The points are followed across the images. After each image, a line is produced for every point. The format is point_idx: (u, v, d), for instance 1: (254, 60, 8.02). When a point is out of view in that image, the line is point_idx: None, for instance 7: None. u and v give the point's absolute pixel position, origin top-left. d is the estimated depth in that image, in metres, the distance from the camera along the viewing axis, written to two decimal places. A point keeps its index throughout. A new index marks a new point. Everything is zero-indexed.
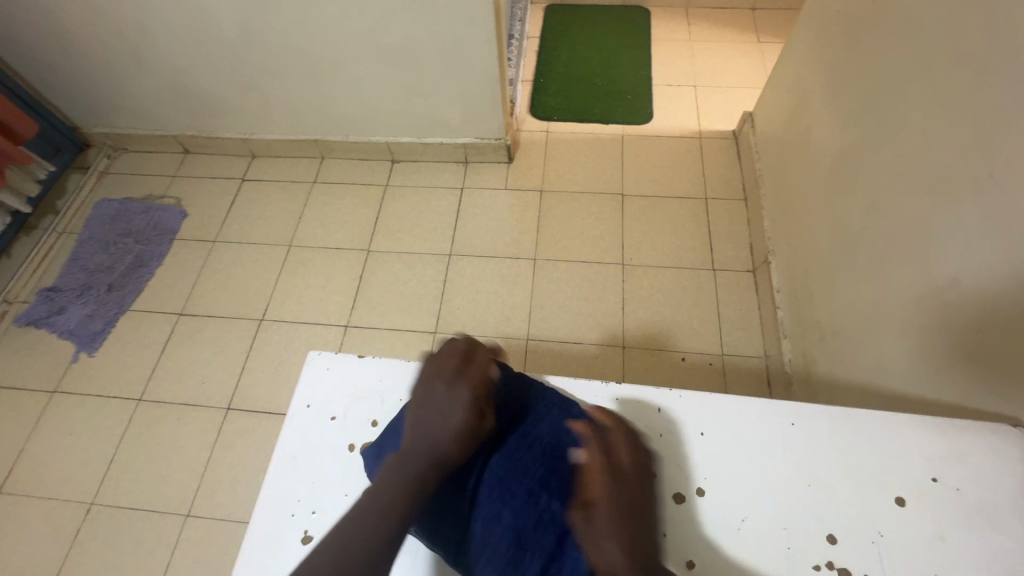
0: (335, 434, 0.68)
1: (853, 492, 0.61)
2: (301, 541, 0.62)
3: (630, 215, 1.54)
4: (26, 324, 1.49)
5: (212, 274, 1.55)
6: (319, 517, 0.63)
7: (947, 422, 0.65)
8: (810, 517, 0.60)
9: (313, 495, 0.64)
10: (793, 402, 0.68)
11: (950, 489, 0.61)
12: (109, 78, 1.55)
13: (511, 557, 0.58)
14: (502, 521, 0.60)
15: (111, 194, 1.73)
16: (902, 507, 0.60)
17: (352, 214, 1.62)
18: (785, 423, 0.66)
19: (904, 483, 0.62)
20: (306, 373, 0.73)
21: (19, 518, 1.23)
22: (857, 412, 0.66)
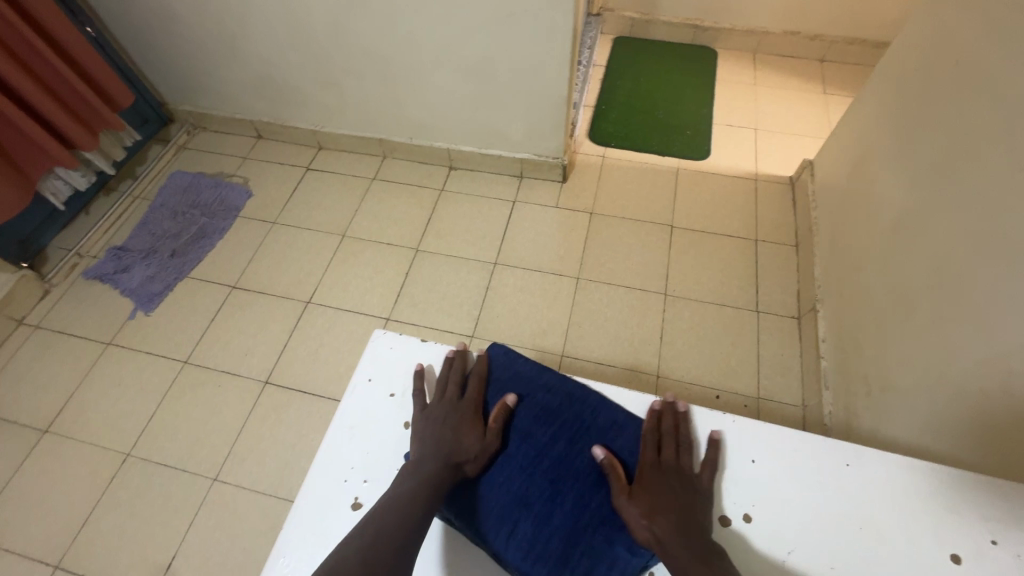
0: (393, 410, 0.71)
1: (905, 542, 0.60)
2: (350, 505, 0.64)
3: (677, 248, 1.55)
4: (93, 278, 1.59)
5: (268, 253, 1.62)
6: (370, 486, 0.65)
7: (1008, 485, 0.62)
8: (857, 560, 0.59)
9: (366, 464, 0.67)
10: (847, 443, 0.67)
11: (1011, 555, 0.58)
12: (203, 61, 1.67)
13: (561, 554, 0.60)
14: (553, 521, 0.62)
15: (186, 167, 1.84)
16: (956, 565, 0.58)
17: (405, 213, 1.68)
18: (840, 463, 0.65)
19: (961, 540, 0.60)
20: (370, 349, 0.77)
21: (60, 458, 1.30)
22: (915, 462, 0.65)
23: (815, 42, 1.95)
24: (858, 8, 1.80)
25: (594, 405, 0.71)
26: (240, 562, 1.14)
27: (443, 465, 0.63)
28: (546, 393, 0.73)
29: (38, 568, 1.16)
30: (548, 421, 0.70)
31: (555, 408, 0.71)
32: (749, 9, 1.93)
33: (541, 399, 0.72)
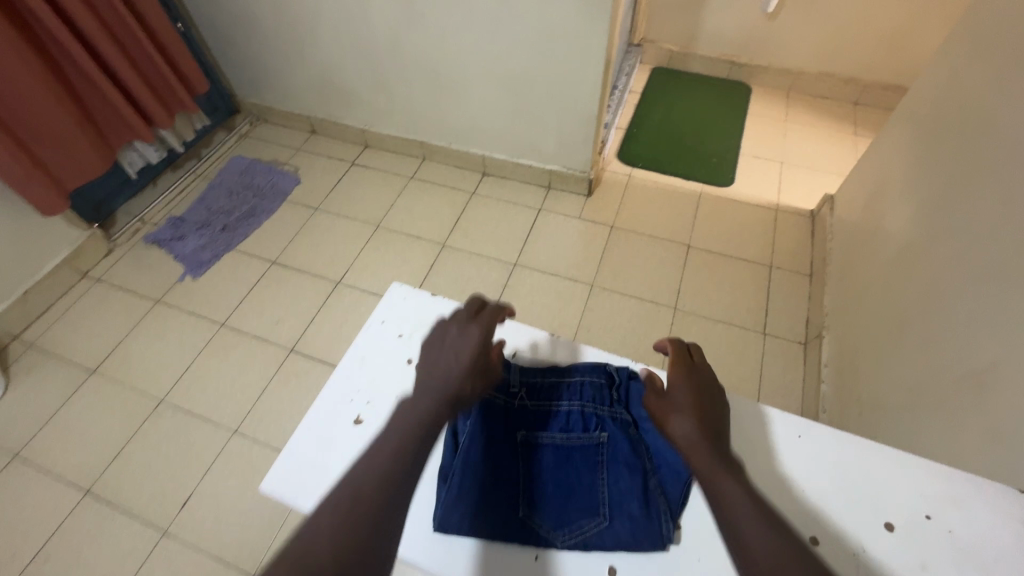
0: (399, 348, 0.80)
1: (845, 507, 0.63)
2: (352, 421, 0.73)
3: (691, 266, 1.60)
4: (152, 242, 1.75)
5: (307, 235, 1.76)
6: (371, 409, 0.74)
7: (952, 470, 0.65)
8: (798, 517, 0.63)
9: (370, 390, 0.76)
10: (802, 417, 0.71)
11: (944, 529, 0.61)
12: (272, 59, 1.85)
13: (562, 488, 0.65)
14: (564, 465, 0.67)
15: (245, 153, 2.02)
16: (889, 532, 0.61)
17: (437, 211, 1.79)
18: (791, 433, 0.69)
19: (898, 511, 0.63)
20: (387, 297, 0.85)
21: (102, 397, 1.43)
22: (865, 440, 0.68)
23: (850, 85, 2.00)
24: (895, 52, 1.85)
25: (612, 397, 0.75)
26: (247, 509, 1.23)
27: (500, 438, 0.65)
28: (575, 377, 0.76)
29: (72, 491, 1.28)
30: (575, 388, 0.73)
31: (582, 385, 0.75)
32: (786, 49, 2.00)
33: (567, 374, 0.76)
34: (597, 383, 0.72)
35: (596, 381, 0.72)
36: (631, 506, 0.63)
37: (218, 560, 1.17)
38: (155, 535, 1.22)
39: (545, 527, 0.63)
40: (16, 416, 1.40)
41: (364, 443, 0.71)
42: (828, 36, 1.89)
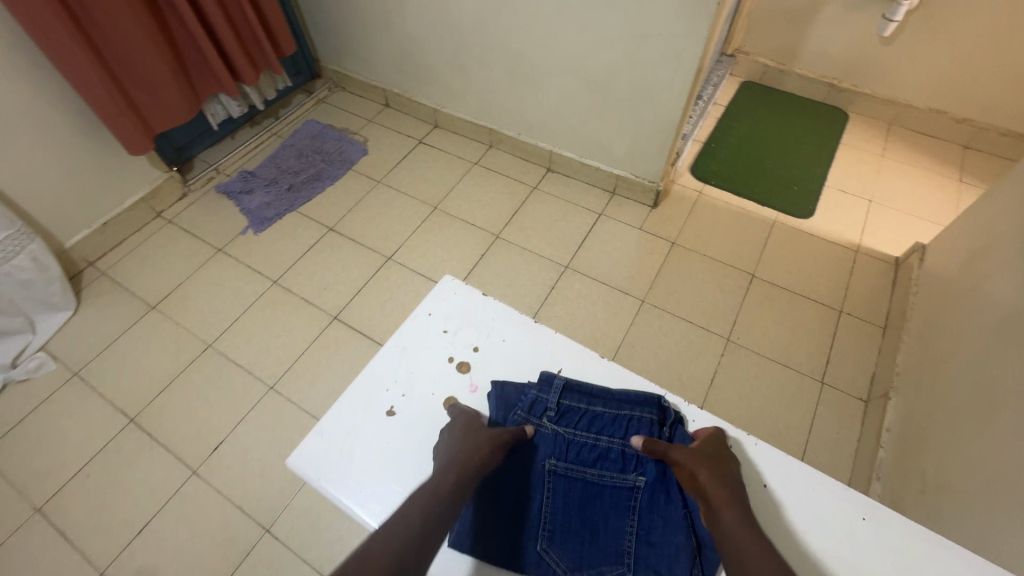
0: (442, 344, 0.79)
1: None
2: (384, 412, 0.72)
3: (752, 297, 1.50)
4: (222, 192, 1.82)
5: (367, 206, 1.78)
6: (406, 401, 0.73)
7: None
8: None
9: (407, 382, 0.75)
10: (870, 499, 0.67)
11: None
12: (359, 29, 1.87)
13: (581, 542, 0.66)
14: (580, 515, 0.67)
15: (320, 117, 2.06)
16: None
17: (496, 200, 1.77)
18: (856, 515, 0.66)
19: None
20: (437, 289, 0.84)
21: (158, 332, 1.50)
22: (941, 538, 0.64)
23: (962, 125, 1.81)
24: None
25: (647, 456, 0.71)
26: (273, 465, 1.27)
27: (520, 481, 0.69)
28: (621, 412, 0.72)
29: (118, 416, 1.36)
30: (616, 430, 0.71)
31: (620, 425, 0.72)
32: (895, 78, 1.83)
33: (608, 407, 0.73)
34: (648, 421, 0.72)
35: (648, 417, 0.72)
36: (660, 567, 0.63)
37: (239, 508, 1.21)
38: (186, 473, 1.27)
39: (563, 567, 0.64)
40: (81, 338, 1.49)
41: (396, 435, 0.71)
42: (947, 69, 1.72)
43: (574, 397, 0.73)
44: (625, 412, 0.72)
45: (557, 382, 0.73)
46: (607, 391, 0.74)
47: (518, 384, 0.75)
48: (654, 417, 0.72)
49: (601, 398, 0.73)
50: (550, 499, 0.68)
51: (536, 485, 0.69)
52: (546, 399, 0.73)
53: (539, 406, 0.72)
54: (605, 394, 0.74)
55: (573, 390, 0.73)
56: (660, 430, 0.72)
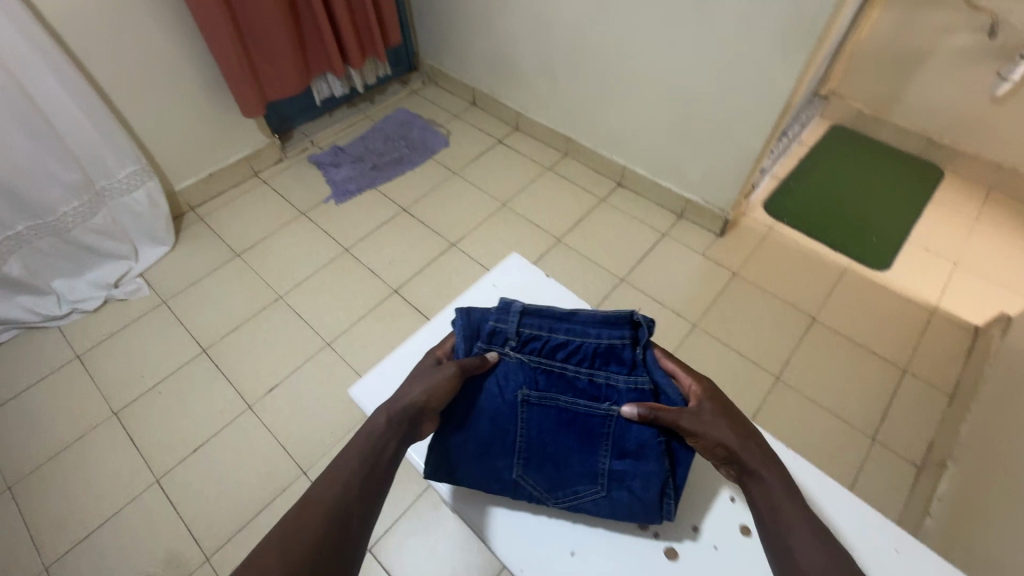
0: None
1: None
2: None
3: (810, 340, 1.46)
4: (313, 162, 1.97)
5: (440, 194, 1.87)
6: None
7: None
8: None
9: None
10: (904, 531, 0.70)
11: None
12: (461, 29, 1.99)
13: (553, 463, 0.76)
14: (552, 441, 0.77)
15: (411, 107, 2.20)
16: None
17: (563, 206, 1.82)
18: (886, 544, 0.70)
19: None
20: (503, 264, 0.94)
21: (238, 278, 1.64)
22: None
23: None
24: None
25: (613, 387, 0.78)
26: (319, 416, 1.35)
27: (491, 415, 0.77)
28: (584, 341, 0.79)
29: (193, 346, 1.49)
30: (579, 359, 0.79)
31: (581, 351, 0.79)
32: (1002, 141, 1.74)
33: (567, 335, 0.79)
34: (616, 344, 0.79)
35: (619, 340, 0.79)
36: (632, 484, 0.73)
37: (283, 448, 1.31)
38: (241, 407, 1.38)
39: (540, 488, 0.75)
40: (174, 271, 1.66)
41: None
42: None
43: (532, 321, 0.80)
44: (590, 337, 0.79)
45: (515, 310, 0.80)
46: (568, 317, 0.80)
47: (486, 314, 0.81)
48: (626, 334, 0.79)
49: (562, 325, 0.80)
50: (524, 426, 0.77)
51: (508, 412, 0.77)
52: (506, 328, 0.80)
53: (503, 335, 0.80)
54: (565, 317, 0.80)
55: (532, 315, 0.80)
56: (626, 350, 0.79)
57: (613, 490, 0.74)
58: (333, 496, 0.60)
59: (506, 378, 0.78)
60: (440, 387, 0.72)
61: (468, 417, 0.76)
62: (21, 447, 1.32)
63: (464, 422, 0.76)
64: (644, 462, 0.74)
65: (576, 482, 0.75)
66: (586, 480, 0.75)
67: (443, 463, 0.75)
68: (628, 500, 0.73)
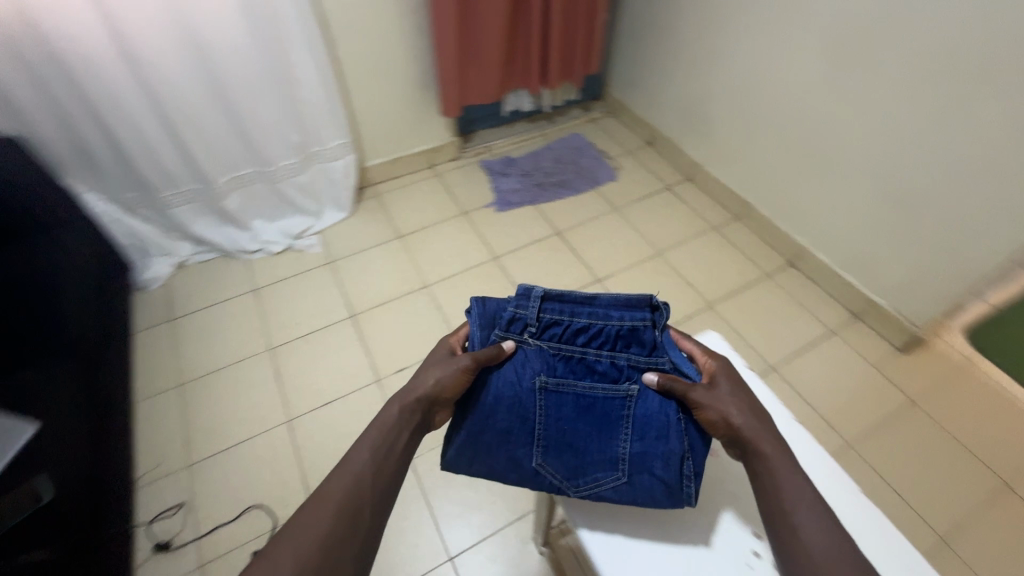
0: None
1: None
2: None
3: (997, 510, 1.21)
4: (484, 167, 2.07)
5: (596, 226, 1.86)
6: None
7: None
8: None
9: None
10: None
11: None
12: (662, 70, 1.97)
13: (573, 448, 0.77)
14: (572, 427, 0.78)
15: (588, 134, 2.21)
16: None
17: (721, 271, 1.71)
18: None
19: None
20: None
21: (395, 258, 1.77)
22: None
23: None
24: None
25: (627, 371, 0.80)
26: None
27: (509, 403, 0.78)
28: (603, 329, 0.81)
29: (344, 309, 1.63)
30: (596, 343, 0.80)
31: (599, 336, 0.81)
32: None
33: (586, 321, 0.81)
34: (637, 326, 0.80)
35: (640, 323, 0.80)
36: (653, 466, 0.74)
37: None
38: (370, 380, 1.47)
39: (559, 475, 0.77)
40: (345, 237, 1.83)
41: None
42: None
43: (554, 308, 0.81)
44: (610, 320, 0.81)
45: (536, 296, 0.81)
46: (589, 300, 0.81)
47: (506, 303, 0.83)
48: (648, 316, 0.81)
49: (580, 311, 0.81)
50: (543, 413, 0.78)
51: (528, 398, 0.78)
52: (525, 315, 0.81)
53: (521, 322, 0.82)
54: (586, 302, 0.82)
55: (552, 301, 0.82)
56: (648, 332, 0.80)
57: (635, 477, 0.75)
58: (347, 485, 0.65)
59: (523, 370, 0.79)
60: (452, 376, 0.75)
61: (485, 408, 0.78)
62: (196, 355, 1.53)
63: (482, 415, 0.78)
64: (661, 444, 0.75)
65: (599, 471, 0.76)
66: (605, 468, 0.76)
67: (466, 447, 0.78)
68: (649, 484, 0.74)
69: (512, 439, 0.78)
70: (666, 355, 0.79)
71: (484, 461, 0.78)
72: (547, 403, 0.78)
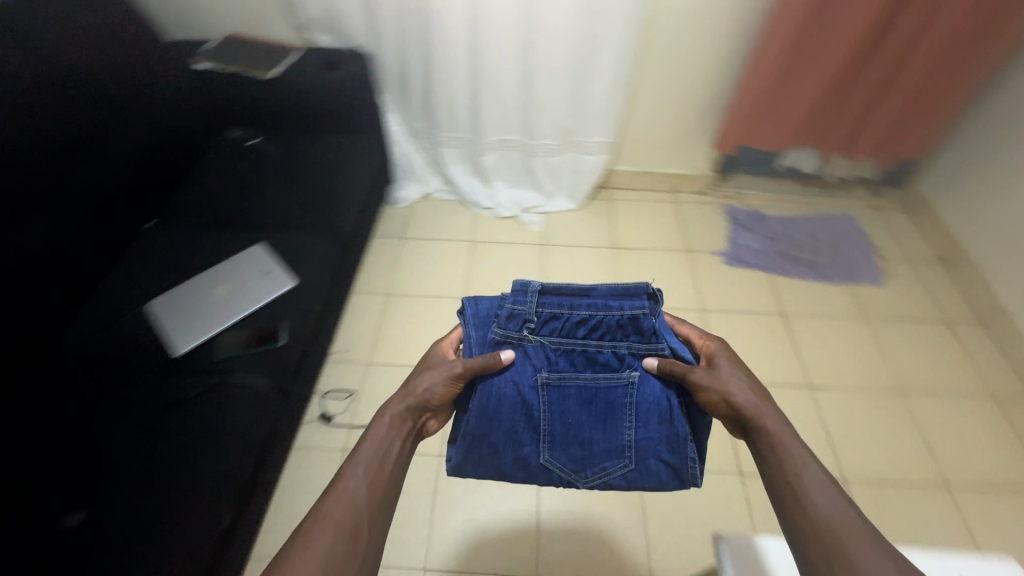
0: None
1: None
2: None
3: None
4: (727, 213, 1.91)
5: (832, 326, 1.59)
6: None
7: None
8: None
9: None
10: None
11: None
12: (1005, 182, 1.57)
13: (579, 440, 0.84)
14: (581, 418, 0.83)
15: (866, 221, 1.89)
16: None
17: (980, 449, 1.34)
18: None
19: None
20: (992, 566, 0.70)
21: (603, 265, 1.74)
22: None
23: None
24: None
25: (630, 359, 0.82)
26: None
27: (507, 402, 0.82)
28: (602, 321, 0.81)
29: None
30: (594, 336, 0.82)
31: (599, 330, 0.82)
32: None
33: (584, 315, 0.81)
34: (636, 317, 0.81)
35: (637, 313, 0.81)
36: (657, 451, 0.83)
37: None
38: None
39: (567, 466, 0.84)
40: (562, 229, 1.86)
41: None
42: None
43: (552, 303, 0.82)
44: (610, 312, 0.81)
45: (533, 292, 0.81)
46: (581, 293, 0.82)
47: (500, 305, 0.83)
48: (648, 306, 0.81)
49: (577, 307, 0.82)
50: (547, 408, 0.83)
51: (529, 394, 0.82)
52: (522, 313, 0.82)
53: (520, 319, 0.82)
54: (583, 294, 0.82)
55: (550, 294, 0.82)
56: (647, 321, 0.81)
57: (643, 462, 0.83)
58: (344, 505, 0.67)
59: (519, 370, 0.82)
60: (444, 381, 0.79)
61: (489, 410, 0.82)
62: (408, 277, 1.72)
63: (486, 417, 0.82)
64: (656, 430, 0.82)
65: (606, 460, 0.83)
66: (611, 457, 0.83)
67: (480, 452, 0.84)
68: (655, 466, 0.83)
69: (521, 439, 0.84)
70: (665, 342, 0.81)
71: (493, 458, 0.84)
72: (553, 398, 0.83)
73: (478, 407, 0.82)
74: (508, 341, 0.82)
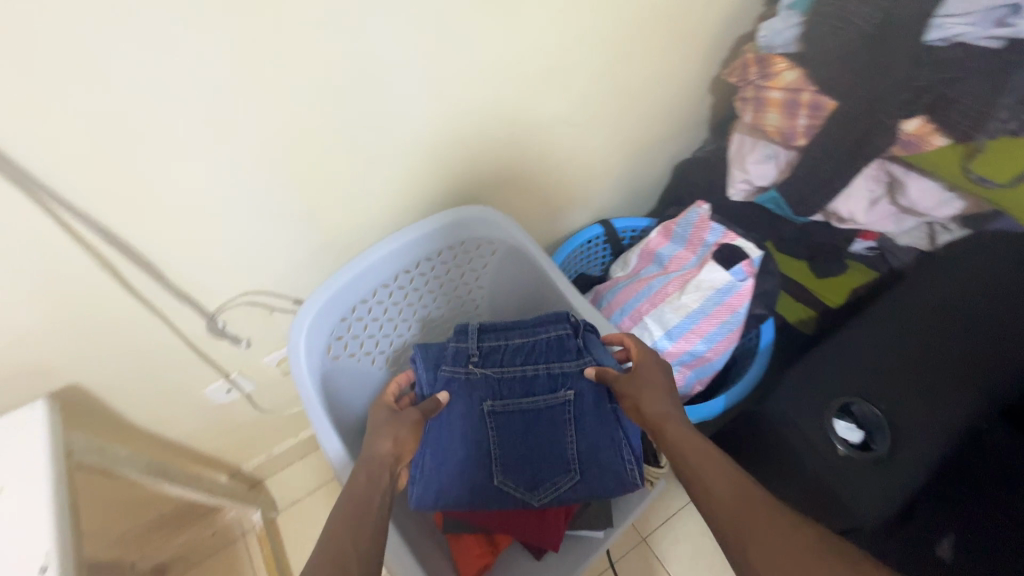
0: None
1: None
2: None
3: None
4: None
5: None
6: None
7: None
8: None
9: None
10: None
11: None
12: None
13: (535, 469, 0.80)
14: (551, 440, 0.80)
15: None
16: None
17: None
18: None
19: None
20: None
21: None
22: None
23: None
24: None
25: (563, 379, 0.82)
26: None
27: (466, 430, 0.79)
28: (552, 346, 0.83)
29: None
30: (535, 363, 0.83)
31: (535, 352, 0.83)
32: None
33: (517, 339, 0.84)
34: (560, 336, 0.83)
35: (559, 331, 0.84)
36: (602, 462, 0.78)
37: None
38: None
39: (520, 487, 0.79)
40: None
41: None
42: None
43: (490, 337, 0.84)
44: (538, 335, 0.84)
45: (472, 329, 0.84)
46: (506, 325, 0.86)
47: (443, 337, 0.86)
48: (570, 326, 0.84)
49: (516, 336, 0.84)
50: (495, 436, 0.80)
51: (475, 424, 0.80)
52: (465, 346, 0.83)
53: (461, 351, 0.83)
54: (517, 325, 0.86)
55: (487, 331, 0.85)
56: (572, 341, 0.83)
57: (597, 466, 0.78)
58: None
59: (468, 388, 0.80)
60: (407, 430, 0.72)
61: (441, 447, 0.77)
62: None
63: (442, 454, 0.77)
64: (596, 431, 0.79)
65: (555, 473, 0.79)
66: (559, 469, 0.79)
67: (438, 502, 0.76)
68: (604, 478, 0.77)
69: (469, 471, 0.78)
70: (592, 353, 0.82)
71: (453, 497, 0.76)
72: (506, 419, 0.81)
73: (430, 451, 0.77)
74: (452, 366, 0.82)
